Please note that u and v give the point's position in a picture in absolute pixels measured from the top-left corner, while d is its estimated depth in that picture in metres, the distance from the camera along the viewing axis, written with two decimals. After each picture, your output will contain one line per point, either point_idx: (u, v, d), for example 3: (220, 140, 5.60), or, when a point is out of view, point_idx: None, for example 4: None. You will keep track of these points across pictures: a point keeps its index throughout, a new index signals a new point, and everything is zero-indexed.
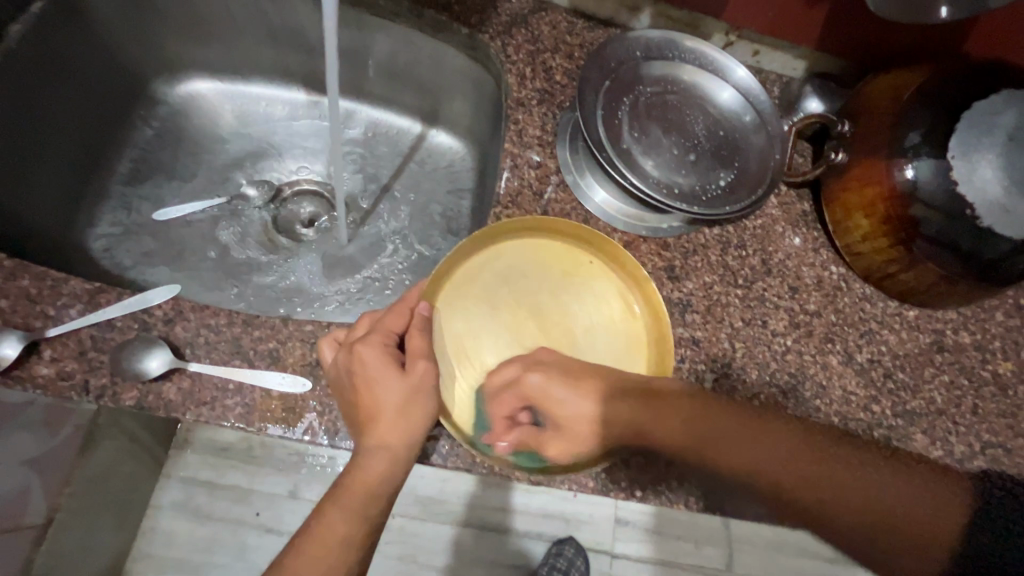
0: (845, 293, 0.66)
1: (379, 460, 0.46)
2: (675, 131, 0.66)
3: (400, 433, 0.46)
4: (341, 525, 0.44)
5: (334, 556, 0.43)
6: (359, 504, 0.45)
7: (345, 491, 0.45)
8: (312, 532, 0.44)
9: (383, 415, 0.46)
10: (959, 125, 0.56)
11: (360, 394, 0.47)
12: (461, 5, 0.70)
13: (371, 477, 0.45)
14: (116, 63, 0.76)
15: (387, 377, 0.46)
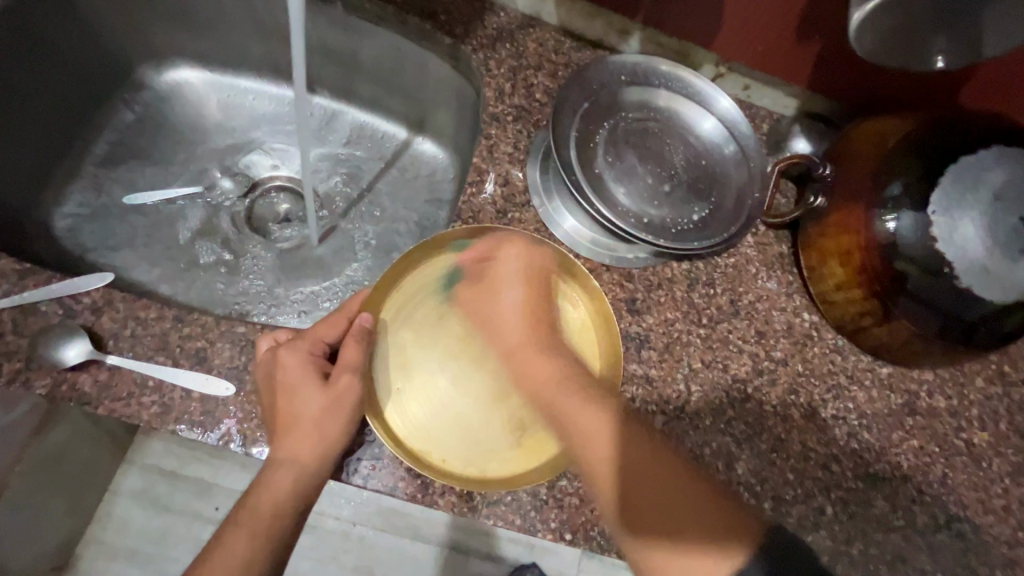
0: (815, 343, 0.63)
1: (289, 475, 0.44)
2: (651, 159, 0.64)
3: (314, 445, 0.45)
4: (245, 544, 0.43)
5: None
6: (267, 523, 0.44)
7: (251, 510, 0.44)
8: (215, 553, 0.43)
9: (300, 428, 0.45)
10: (944, 179, 0.53)
11: (279, 402, 0.46)
12: (446, 14, 0.69)
13: (280, 493, 0.44)
14: (102, 46, 0.75)
15: (307, 388, 0.45)
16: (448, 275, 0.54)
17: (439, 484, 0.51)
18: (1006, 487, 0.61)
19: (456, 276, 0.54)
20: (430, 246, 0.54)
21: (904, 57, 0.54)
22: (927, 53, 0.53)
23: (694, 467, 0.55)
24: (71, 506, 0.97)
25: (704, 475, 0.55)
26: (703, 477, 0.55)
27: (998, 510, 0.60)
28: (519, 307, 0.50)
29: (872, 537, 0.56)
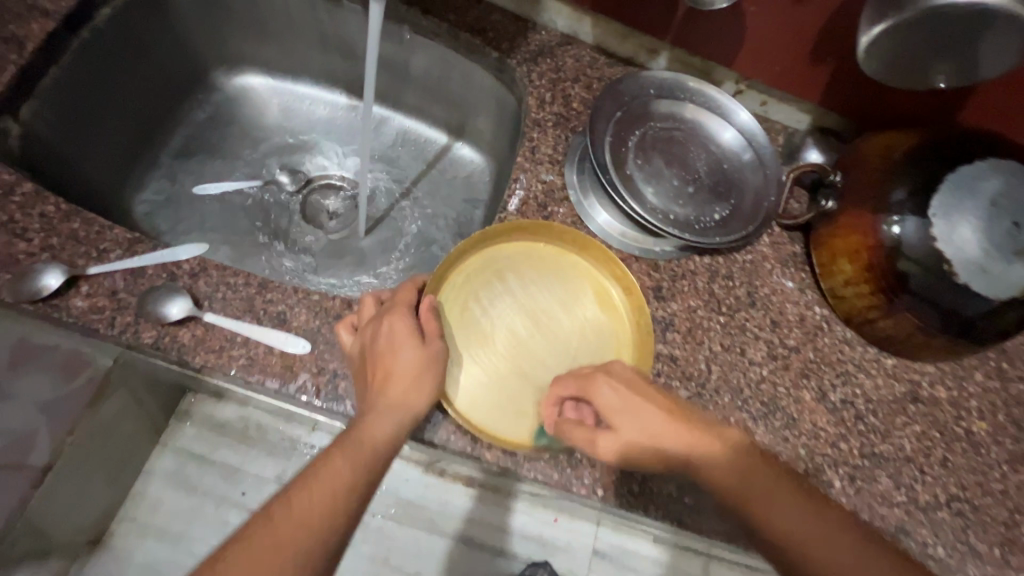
0: (826, 334, 0.68)
1: (391, 423, 0.48)
2: (676, 164, 0.71)
3: (419, 397, 0.49)
4: (340, 475, 0.44)
5: (323, 512, 0.42)
6: (319, 512, 0.42)
7: (305, 496, 0.42)
8: (308, 484, 0.43)
9: (408, 383, 0.49)
10: (945, 187, 0.59)
11: (382, 359, 0.50)
12: (494, 32, 0.77)
13: (381, 432, 0.47)
14: (186, 52, 0.84)
15: (409, 347, 0.50)
16: (496, 266, 0.61)
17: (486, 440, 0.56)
18: (1003, 472, 0.65)
19: (498, 263, 0.61)
20: (484, 237, 0.61)
21: (908, 78, 0.61)
22: (928, 74, 0.59)
23: None
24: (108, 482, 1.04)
25: None
26: None
27: (996, 493, 0.64)
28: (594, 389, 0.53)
29: (877, 511, 0.61)
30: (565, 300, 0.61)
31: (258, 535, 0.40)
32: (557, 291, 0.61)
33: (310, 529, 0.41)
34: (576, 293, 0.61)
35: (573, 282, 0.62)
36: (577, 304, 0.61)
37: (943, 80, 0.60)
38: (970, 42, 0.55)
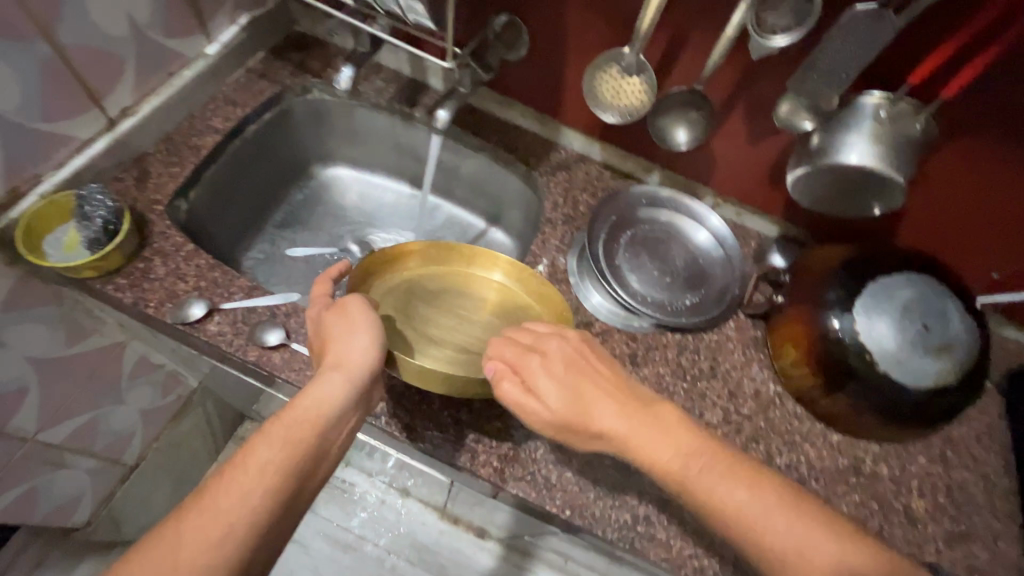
0: (778, 407, 0.81)
1: (329, 385, 0.58)
2: (659, 258, 0.89)
3: (344, 352, 0.61)
4: (275, 454, 0.52)
5: (259, 487, 0.49)
6: (268, 464, 0.51)
7: (250, 453, 0.51)
8: (241, 465, 0.50)
9: (344, 353, 0.61)
10: (866, 291, 0.74)
11: (319, 338, 0.64)
12: (525, 150, 1.00)
13: (317, 403, 0.56)
14: (299, 151, 1.11)
15: (328, 319, 0.64)
16: (389, 285, 0.78)
17: (481, 458, 0.71)
18: (938, 547, 0.74)
19: (396, 290, 0.77)
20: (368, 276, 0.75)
21: (845, 207, 0.73)
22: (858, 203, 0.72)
23: None
24: (172, 488, 1.28)
25: None
26: None
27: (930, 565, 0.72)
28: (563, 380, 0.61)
29: None
30: (466, 288, 0.80)
31: (202, 511, 0.47)
32: (455, 287, 0.80)
33: (250, 501, 0.48)
34: (471, 284, 0.80)
35: (466, 278, 0.81)
36: (477, 289, 0.80)
37: (876, 210, 0.72)
38: (879, 187, 0.68)
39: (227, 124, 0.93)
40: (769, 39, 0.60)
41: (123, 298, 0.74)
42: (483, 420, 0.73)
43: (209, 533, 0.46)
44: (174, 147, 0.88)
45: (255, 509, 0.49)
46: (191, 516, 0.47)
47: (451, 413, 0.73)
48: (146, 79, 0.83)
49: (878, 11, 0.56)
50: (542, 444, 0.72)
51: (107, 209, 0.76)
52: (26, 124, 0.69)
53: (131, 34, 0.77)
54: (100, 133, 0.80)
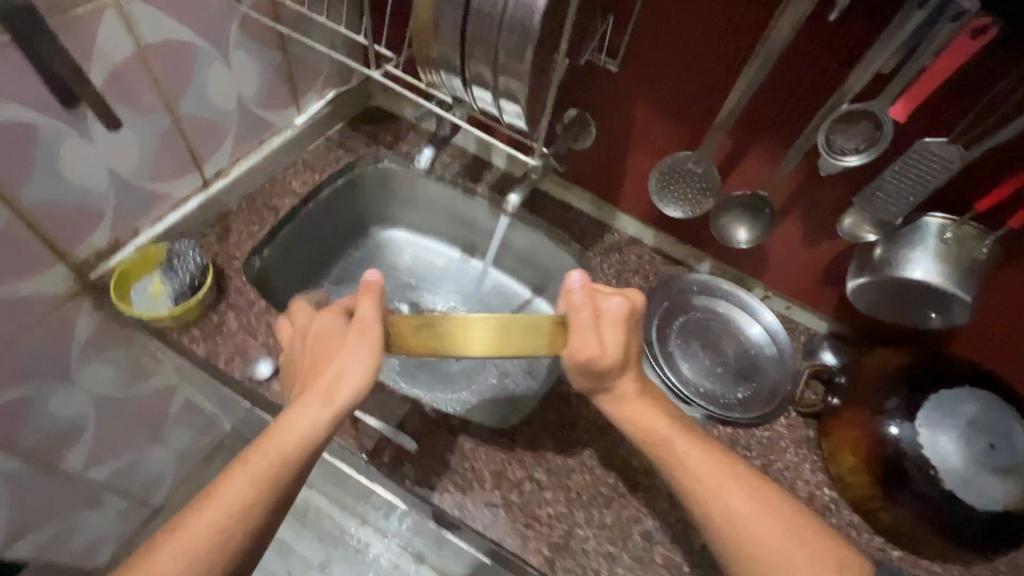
0: (832, 514, 0.80)
1: (307, 421, 0.55)
2: (710, 347, 0.90)
3: (335, 384, 0.56)
4: (246, 488, 0.53)
5: (225, 518, 0.52)
6: (240, 493, 0.53)
7: (227, 476, 0.54)
8: (215, 497, 0.53)
9: (336, 379, 0.56)
10: (927, 402, 0.74)
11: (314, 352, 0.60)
12: (580, 230, 1.04)
13: (291, 436, 0.54)
14: (362, 214, 1.14)
15: (326, 333, 0.60)
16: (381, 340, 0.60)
17: (531, 544, 0.70)
18: None
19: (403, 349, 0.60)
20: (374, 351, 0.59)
21: (901, 317, 0.74)
22: (914, 310, 0.72)
23: None
24: None
25: None
26: None
27: None
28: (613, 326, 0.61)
29: None
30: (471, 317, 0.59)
31: (181, 537, 0.51)
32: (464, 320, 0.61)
33: (212, 538, 0.51)
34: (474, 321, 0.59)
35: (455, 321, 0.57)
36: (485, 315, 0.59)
37: (933, 314, 0.72)
38: (942, 302, 0.69)
39: (304, 188, 0.99)
40: (840, 158, 0.64)
41: (197, 350, 0.77)
42: (534, 504, 0.72)
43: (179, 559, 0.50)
44: (255, 207, 0.93)
45: (214, 540, 0.51)
46: (180, 537, 0.51)
47: (503, 493, 0.72)
48: (240, 146, 0.90)
49: (950, 148, 0.59)
50: (593, 534, 0.71)
51: (194, 264, 0.79)
52: (136, 185, 0.75)
53: (236, 108, 0.84)
54: (194, 193, 0.85)
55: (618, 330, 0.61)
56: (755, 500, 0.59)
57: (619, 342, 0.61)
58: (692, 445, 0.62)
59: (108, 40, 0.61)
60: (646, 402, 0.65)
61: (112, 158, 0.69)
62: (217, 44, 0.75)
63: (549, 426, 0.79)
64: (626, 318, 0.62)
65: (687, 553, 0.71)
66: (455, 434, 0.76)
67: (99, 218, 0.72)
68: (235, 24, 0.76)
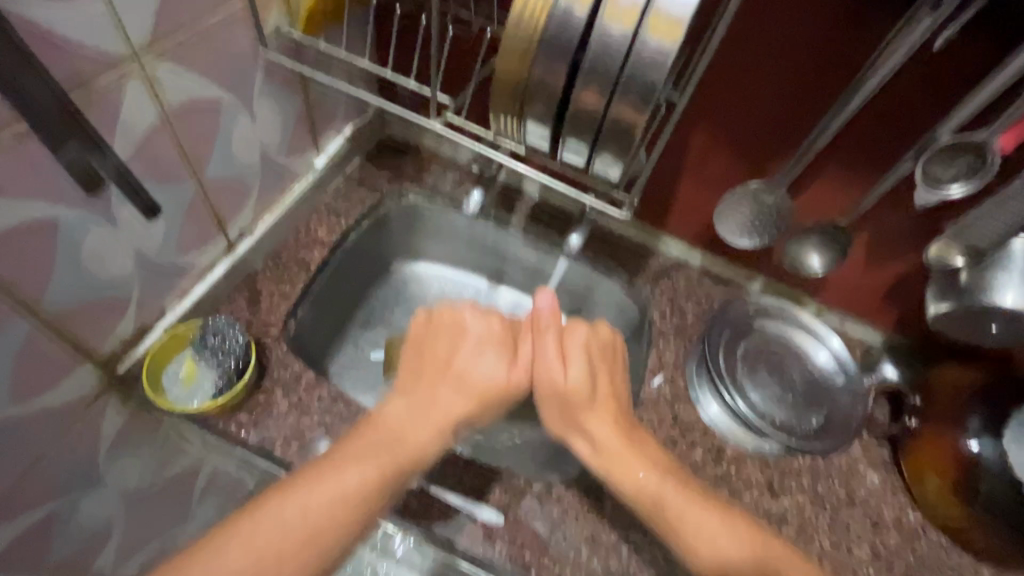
0: (924, 538, 0.78)
1: (423, 434, 0.60)
2: (777, 374, 0.88)
3: (461, 403, 0.62)
4: (359, 475, 0.54)
5: (341, 506, 0.52)
6: (361, 490, 0.54)
7: (340, 464, 0.54)
8: (335, 480, 0.53)
9: (465, 380, 0.64)
10: (1012, 420, 0.73)
11: (439, 350, 0.66)
12: (625, 256, 0.99)
13: (404, 436, 0.58)
14: (383, 251, 1.02)
15: (490, 340, 0.66)
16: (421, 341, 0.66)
17: None
18: None
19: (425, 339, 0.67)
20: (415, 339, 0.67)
21: (975, 336, 0.75)
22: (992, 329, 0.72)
23: None
24: None
25: None
26: None
27: None
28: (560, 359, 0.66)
29: None
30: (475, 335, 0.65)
31: (273, 517, 0.50)
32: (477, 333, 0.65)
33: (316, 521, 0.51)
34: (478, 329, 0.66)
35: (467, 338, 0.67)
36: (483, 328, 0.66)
37: (995, 327, 0.71)
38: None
39: (331, 235, 0.91)
40: (943, 188, 0.62)
41: (246, 437, 0.70)
42: (634, 569, 0.68)
43: (281, 547, 0.49)
44: (283, 263, 0.85)
45: (330, 520, 0.52)
46: (281, 518, 0.50)
47: (601, 562, 0.68)
48: (263, 199, 0.81)
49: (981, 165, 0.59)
50: None
51: (235, 342, 0.71)
52: (163, 262, 0.67)
53: (260, 161, 0.76)
54: (220, 258, 0.77)
55: (582, 363, 0.66)
56: (787, 554, 0.58)
57: (585, 373, 0.65)
58: (666, 484, 0.61)
59: (132, 110, 0.54)
60: (632, 450, 0.63)
61: (140, 239, 0.61)
62: (242, 96, 0.67)
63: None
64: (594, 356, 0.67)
65: None
66: (541, 502, 0.71)
67: (127, 305, 0.64)
68: (259, 71, 0.68)
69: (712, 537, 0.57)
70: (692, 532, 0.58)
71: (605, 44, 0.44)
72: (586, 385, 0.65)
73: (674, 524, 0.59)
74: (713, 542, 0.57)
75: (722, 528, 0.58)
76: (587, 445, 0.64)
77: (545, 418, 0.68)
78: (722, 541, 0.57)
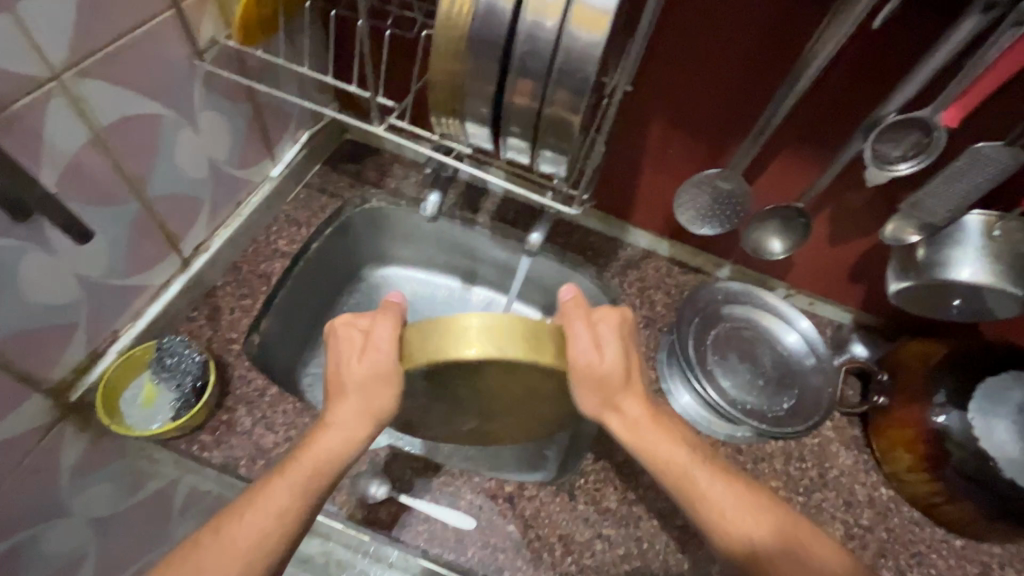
0: (895, 514, 0.79)
1: (335, 439, 0.57)
2: (748, 359, 0.88)
3: (356, 407, 0.57)
4: (285, 498, 0.55)
5: (265, 531, 0.53)
6: (282, 508, 0.54)
7: (263, 485, 0.55)
8: (256, 503, 0.54)
9: (363, 367, 0.57)
10: (977, 392, 0.73)
11: (332, 369, 0.60)
12: (592, 249, 0.99)
13: (325, 453, 0.56)
14: (353, 257, 1.03)
15: (380, 327, 0.57)
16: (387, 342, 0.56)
17: None
18: None
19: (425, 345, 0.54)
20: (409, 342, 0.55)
21: (941, 310, 0.74)
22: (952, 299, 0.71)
23: None
24: None
25: None
26: None
27: None
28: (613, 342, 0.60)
29: None
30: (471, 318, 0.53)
31: (216, 545, 0.52)
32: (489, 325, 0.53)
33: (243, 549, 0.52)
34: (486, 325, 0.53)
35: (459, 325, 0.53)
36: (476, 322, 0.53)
37: (957, 302, 0.71)
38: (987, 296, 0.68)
39: (292, 245, 0.89)
40: (892, 167, 0.62)
41: (210, 458, 0.69)
42: (608, 563, 0.68)
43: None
44: (243, 277, 0.84)
45: (260, 542, 0.53)
46: (210, 548, 0.52)
47: (576, 559, 0.68)
48: (217, 213, 0.80)
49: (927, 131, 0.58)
50: None
51: (192, 361, 0.70)
52: (110, 284, 0.65)
53: (209, 174, 0.75)
54: (174, 276, 0.75)
55: (616, 343, 0.60)
56: (772, 509, 0.60)
57: (619, 356, 0.59)
58: (698, 463, 0.61)
59: (57, 130, 0.52)
60: (660, 427, 0.62)
61: (80, 261, 0.60)
62: (182, 109, 0.66)
63: (605, 473, 0.74)
64: (620, 332, 0.61)
65: None
66: (513, 502, 0.70)
67: (74, 330, 0.63)
68: (198, 82, 0.66)
69: (734, 513, 0.59)
70: (716, 506, 0.59)
71: (534, 36, 0.43)
72: (621, 369, 0.60)
73: (700, 497, 0.60)
74: (719, 504, 0.59)
75: (739, 501, 0.59)
76: (622, 424, 0.61)
77: (578, 403, 0.61)
78: (710, 508, 0.59)
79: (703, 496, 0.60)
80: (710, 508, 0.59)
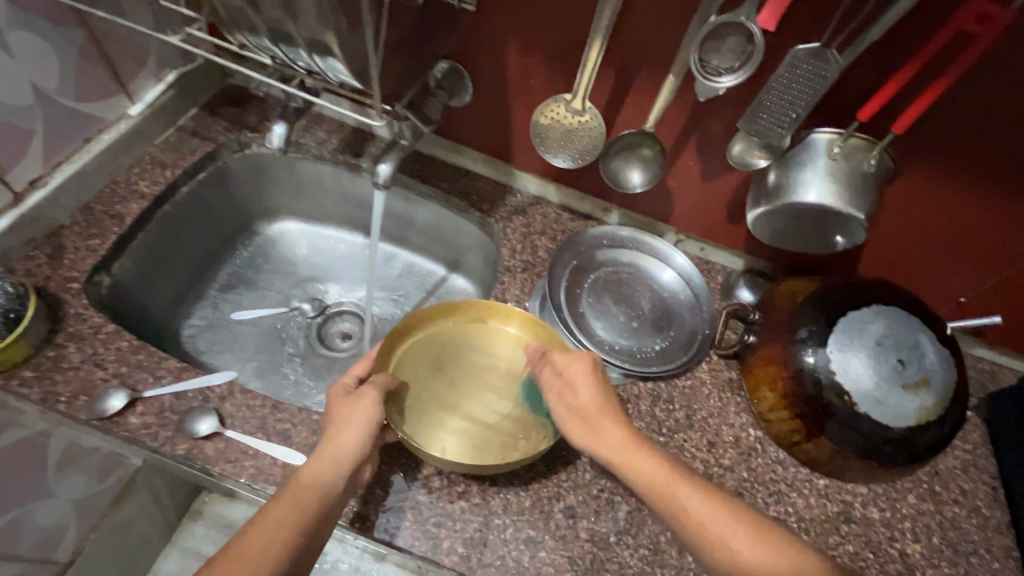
0: (759, 454, 0.77)
1: (328, 470, 0.57)
2: (624, 301, 0.85)
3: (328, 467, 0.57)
4: (294, 513, 0.55)
5: (270, 546, 0.53)
6: (289, 520, 0.54)
7: (282, 497, 0.56)
8: (265, 519, 0.54)
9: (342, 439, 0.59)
10: (838, 326, 0.70)
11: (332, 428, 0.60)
12: (479, 196, 0.94)
13: (314, 480, 0.56)
14: (241, 208, 1.00)
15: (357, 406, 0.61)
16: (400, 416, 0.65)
17: (445, 545, 0.64)
18: None
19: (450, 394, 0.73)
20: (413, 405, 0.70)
21: (807, 241, 0.70)
22: (816, 227, 0.67)
23: (650, 553, 0.66)
24: None
25: (659, 559, 0.66)
26: (658, 561, 0.66)
27: None
28: (589, 385, 0.65)
29: None
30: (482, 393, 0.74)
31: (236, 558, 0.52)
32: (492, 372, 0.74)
33: (272, 552, 0.53)
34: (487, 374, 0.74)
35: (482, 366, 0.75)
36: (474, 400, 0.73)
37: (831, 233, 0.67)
38: (839, 222, 0.65)
39: (154, 186, 0.85)
40: (716, 80, 0.59)
41: (29, 393, 0.66)
42: (444, 500, 0.67)
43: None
44: (94, 217, 0.80)
45: (263, 554, 0.53)
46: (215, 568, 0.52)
47: (410, 495, 0.67)
48: (58, 146, 0.77)
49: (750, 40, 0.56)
50: (511, 521, 0.66)
51: (5, 294, 0.68)
52: None
53: (37, 101, 0.72)
54: (5, 209, 0.73)
55: (588, 389, 0.65)
56: (740, 517, 0.57)
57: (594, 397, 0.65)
58: (677, 474, 0.59)
59: None
60: (643, 450, 0.61)
61: None
62: None
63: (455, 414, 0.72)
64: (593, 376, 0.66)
65: (612, 522, 0.67)
66: None
67: None
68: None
69: (721, 527, 0.56)
70: (705, 524, 0.56)
71: None
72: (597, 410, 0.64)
73: (685, 515, 0.57)
74: (726, 532, 0.55)
75: (732, 519, 0.56)
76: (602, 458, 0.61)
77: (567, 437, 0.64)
78: (707, 534, 0.56)
79: (699, 518, 0.57)
80: (693, 526, 0.57)
